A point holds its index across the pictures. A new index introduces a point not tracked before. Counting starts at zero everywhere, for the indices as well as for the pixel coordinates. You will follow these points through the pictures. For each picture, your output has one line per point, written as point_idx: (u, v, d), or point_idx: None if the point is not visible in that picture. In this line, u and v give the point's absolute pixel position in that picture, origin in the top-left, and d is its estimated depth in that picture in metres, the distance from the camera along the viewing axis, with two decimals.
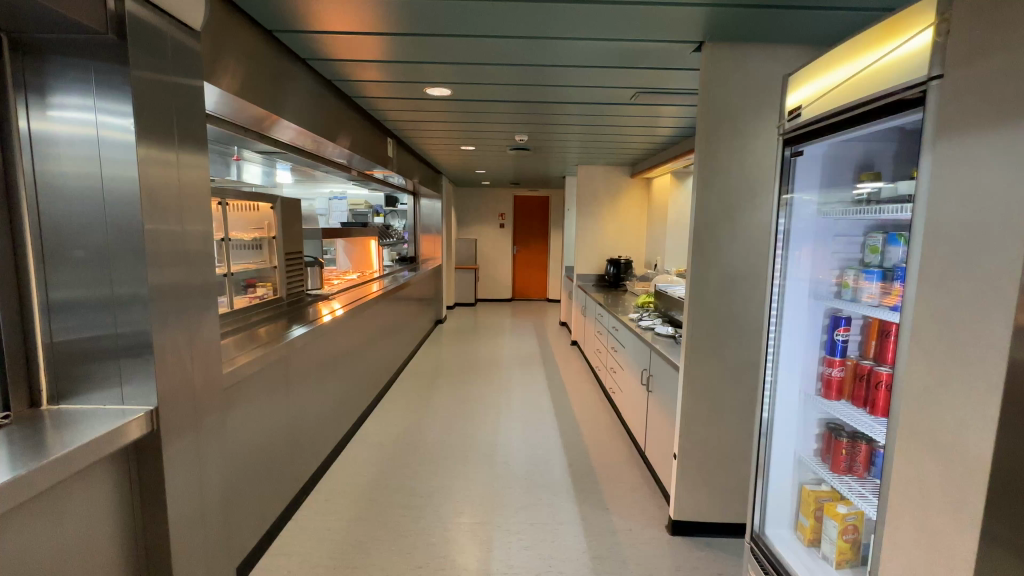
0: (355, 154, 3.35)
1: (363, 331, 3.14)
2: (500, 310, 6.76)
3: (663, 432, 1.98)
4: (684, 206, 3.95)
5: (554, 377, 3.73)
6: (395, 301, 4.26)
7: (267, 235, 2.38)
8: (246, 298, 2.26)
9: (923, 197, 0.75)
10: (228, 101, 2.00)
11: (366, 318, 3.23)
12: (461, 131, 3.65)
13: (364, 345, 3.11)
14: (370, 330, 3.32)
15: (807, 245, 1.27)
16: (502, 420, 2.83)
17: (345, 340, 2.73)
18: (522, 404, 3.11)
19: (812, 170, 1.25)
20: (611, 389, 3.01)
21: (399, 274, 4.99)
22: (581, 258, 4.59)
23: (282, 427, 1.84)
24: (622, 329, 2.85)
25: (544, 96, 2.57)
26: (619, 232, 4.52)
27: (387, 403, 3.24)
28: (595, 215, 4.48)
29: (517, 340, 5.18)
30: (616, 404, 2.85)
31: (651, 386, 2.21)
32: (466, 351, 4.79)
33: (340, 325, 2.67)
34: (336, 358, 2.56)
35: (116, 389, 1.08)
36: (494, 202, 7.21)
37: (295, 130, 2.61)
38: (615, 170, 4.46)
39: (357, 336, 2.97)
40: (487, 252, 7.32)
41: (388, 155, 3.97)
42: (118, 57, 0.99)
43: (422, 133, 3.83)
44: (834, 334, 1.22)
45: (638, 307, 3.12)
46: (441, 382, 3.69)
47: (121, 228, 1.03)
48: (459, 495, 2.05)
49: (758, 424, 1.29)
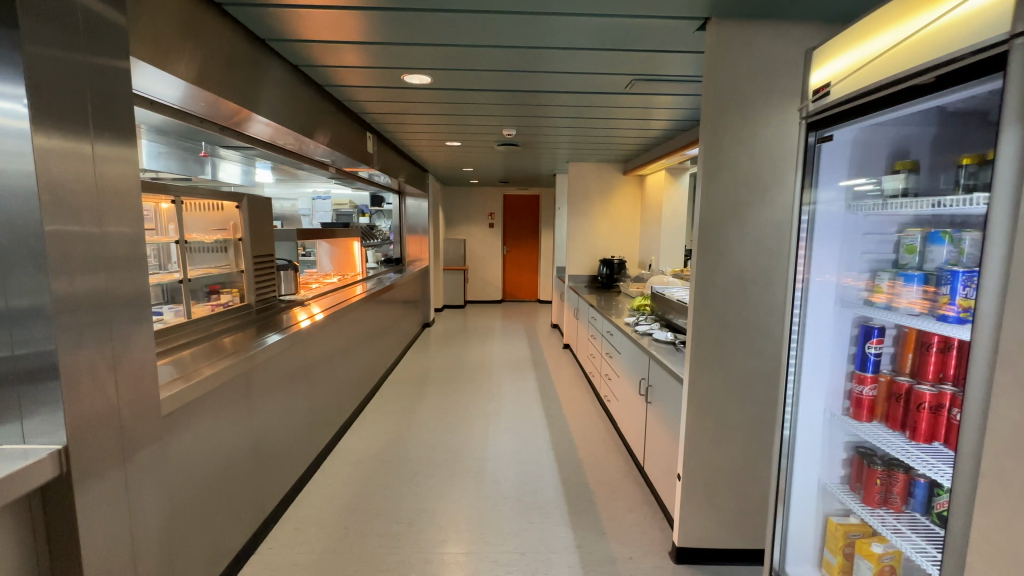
0: (333, 150, 3.16)
1: (342, 339, 2.94)
2: (490, 312, 6.59)
3: (665, 448, 1.82)
4: (679, 204, 3.83)
5: (547, 384, 3.56)
6: (379, 305, 4.08)
7: (232, 237, 2.19)
8: (206, 306, 2.06)
9: (1006, 185, 0.60)
10: (183, 89, 1.81)
11: (346, 324, 3.04)
12: (447, 127, 3.47)
13: (343, 354, 2.92)
14: (351, 338, 3.13)
15: (833, 245, 1.12)
16: (491, 433, 2.66)
17: (321, 349, 2.54)
18: (513, 414, 2.94)
19: (838, 160, 1.09)
20: (607, 397, 2.84)
21: (384, 276, 4.80)
22: (573, 258, 4.43)
23: (243, 451, 1.65)
24: (617, 334, 2.70)
25: (533, 86, 2.41)
26: (612, 230, 4.37)
27: (369, 415, 3.06)
28: (587, 214, 4.32)
29: (508, 344, 5.00)
30: (613, 413, 2.69)
31: (650, 396, 2.05)
32: (454, 356, 4.61)
33: (316, 334, 2.48)
34: (310, 369, 2.37)
35: (15, 425, 0.89)
36: (483, 201, 7.04)
37: (265, 124, 2.43)
38: (607, 167, 4.31)
39: (335, 344, 2.78)
40: (476, 253, 7.14)
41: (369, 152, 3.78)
42: (6, 20, 0.80)
43: (405, 128, 3.65)
44: (865, 346, 1.07)
45: (633, 310, 2.96)
46: (427, 390, 3.50)
47: (15, 228, 0.84)
48: (443, 520, 1.88)
49: (779, 448, 1.13)
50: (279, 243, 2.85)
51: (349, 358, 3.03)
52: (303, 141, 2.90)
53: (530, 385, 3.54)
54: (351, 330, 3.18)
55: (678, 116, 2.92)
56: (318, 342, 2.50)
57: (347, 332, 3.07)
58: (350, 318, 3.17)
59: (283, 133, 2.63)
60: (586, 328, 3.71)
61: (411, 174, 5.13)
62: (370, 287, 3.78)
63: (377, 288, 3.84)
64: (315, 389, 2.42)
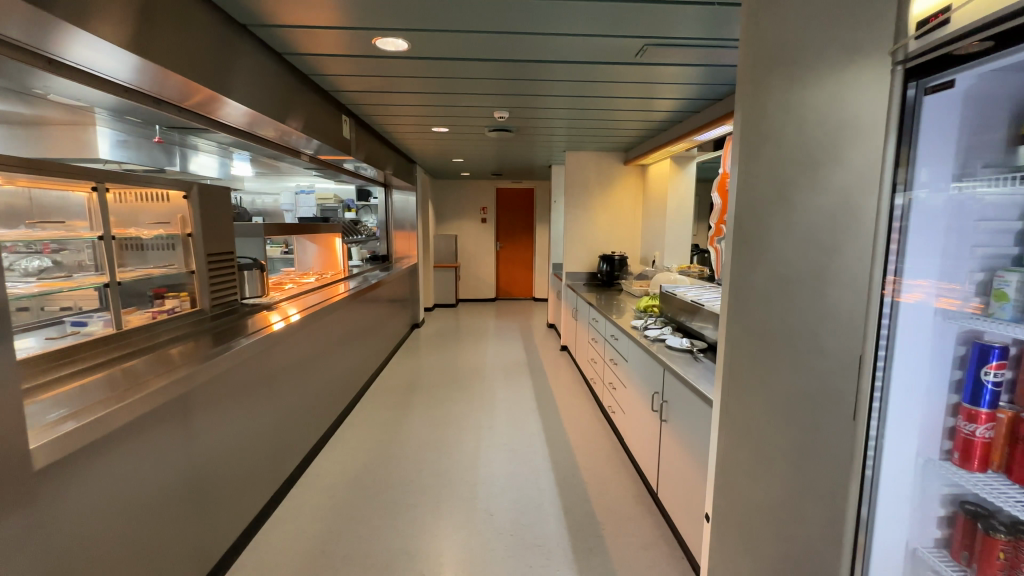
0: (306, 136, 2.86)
1: (317, 346, 2.65)
2: (483, 311, 6.30)
3: (687, 477, 1.57)
4: (683, 195, 3.48)
5: (544, 391, 3.30)
6: (364, 306, 3.79)
7: (180, 232, 1.89)
8: (145, 313, 1.76)
9: None
10: (109, 53, 1.52)
11: (322, 329, 2.75)
12: (433, 113, 3.17)
13: (317, 363, 2.63)
14: (328, 344, 2.85)
15: (938, 242, 0.92)
16: (483, 450, 2.40)
17: (290, 359, 2.25)
18: (507, 428, 2.67)
19: (950, 129, 0.88)
20: (611, 408, 2.58)
21: (370, 274, 4.50)
22: (571, 254, 4.14)
23: (181, 492, 1.37)
24: (623, 339, 2.43)
25: (526, 66, 2.14)
26: (612, 224, 4.10)
27: (350, 429, 2.78)
28: (586, 206, 4.05)
29: (502, 345, 4.73)
30: (619, 426, 2.43)
31: (665, 413, 1.80)
32: (445, 360, 4.33)
33: (283, 343, 2.19)
34: (274, 383, 2.09)
35: None
36: (475, 195, 6.73)
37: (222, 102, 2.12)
38: (607, 157, 4.02)
39: (308, 352, 2.50)
40: (468, 249, 6.85)
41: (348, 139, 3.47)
42: None
43: (387, 113, 3.35)
44: (982, 372, 0.89)
45: (639, 311, 2.68)
46: (414, 399, 3.23)
47: None
48: (424, 563, 1.61)
49: (858, 491, 0.94)
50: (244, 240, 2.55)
51: (325, 366, 2.75)
52: (272, 125, 2.60)
53: (526, 392, 3.28)
54: (329, 335, 2.89)
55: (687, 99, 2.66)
56: (286, 351, 2.21)
57: (324, 338, 2.79)
58: (327, 323, 2.88)
59: (248, 114, 2.33)
60: (586, 330, 3.44)
61: (398, 166, 4.84)
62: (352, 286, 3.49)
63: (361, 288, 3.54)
64: (282, 405, 2.13)
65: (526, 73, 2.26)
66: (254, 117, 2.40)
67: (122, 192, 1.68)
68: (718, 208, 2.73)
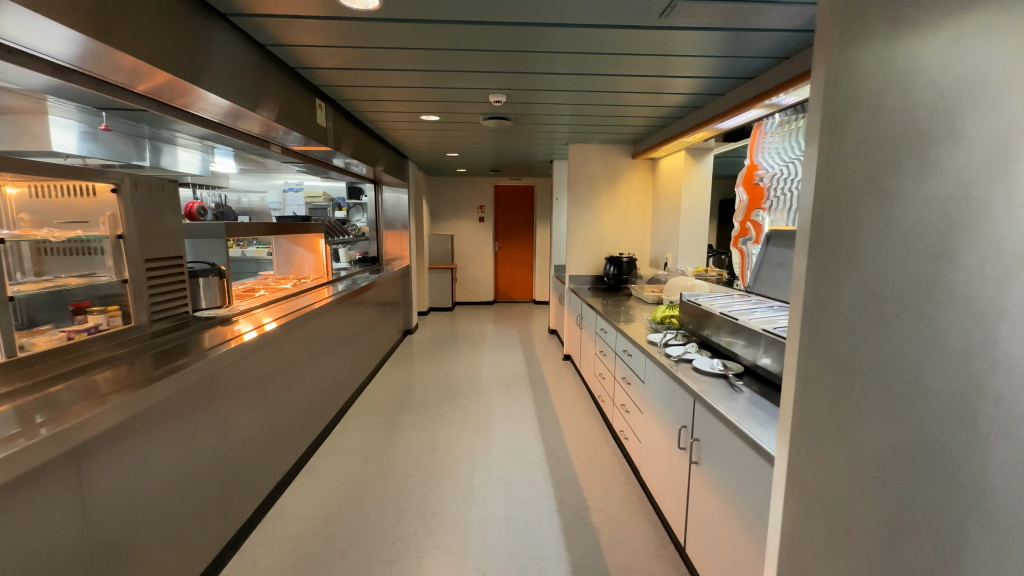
0: (280, 128, 2.53)
1: (287, 362, 2.34)
2: (481, 315, 5.98)
3: (737, 542, 1.26)
4: (699, 191, 3.15)
5: (546, 407, 2.98)
6: (349, 313, 3.48)
7: (109, 233, 1.56)
8: (58, 334, 1.45)
9: None
10: (22, 20, 1.22)
11: (294, 342, 2.43)
12: (421, 102, 2.84)
13: (287, 382, 2.31)
14: (302, 359, 2.53)
15: None
16: (477, 485, 2.09)
17: (247, 381, 1.93)
18: (505, 455, 2.36)
19: None
20: (625, 433, 2.28)
21: (359, 277, 4.19)
22: (575, 256, 3.82)
23: None
24: (638, 356, 2.11)
25: (523, 42, 1.84)
26: (619, 223, 3.78)
27: (327, 455, 2.47)
28: (590, 204, 3.74)
29: (500, 353, 4.42)
30: (634, 456, 2.13)
31: (697, 454, 1.49)
32: (439, 370, 4.02)
33: (238, 363, 1.87)
34: (224, 411, 1.77)
35: None
36: (472, 192, 6.42)
37: (170, 82, 1.78)
38: (613, 150, 3.70)
39: (274, 370, 2.18)
40: (465, 250, 6.54)
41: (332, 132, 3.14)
42: None
43: (373, 104, 3.03)
44: None
45: (655, 324, 2.30)
46: (403, 416, 2.92)
47: None
48: None
49: None
50: (199, 245, 2.20)
51: (297, 384, 2.43)
52: (240, 114, 2.27)
53: (526, 409, 2.97)
54: (303, 348, 2.57)
55: (707, 86, 2.34)
56: (241, 372, 1.89)
57: (297, 352, 2.47)
58: (302, 334, 2.56)
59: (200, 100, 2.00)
60: (592, 341, 3.11)
61: (389, 161, 4.51)
62: (335, 292, 3.16)
63: (344, 294, 3.22)
64: (235, 437, 1.82)
65: (521, 52, 1.94)
66: (213, 103, 2.07)
67: (40, 186, 1.44)
68: (744, 204, 2.41)
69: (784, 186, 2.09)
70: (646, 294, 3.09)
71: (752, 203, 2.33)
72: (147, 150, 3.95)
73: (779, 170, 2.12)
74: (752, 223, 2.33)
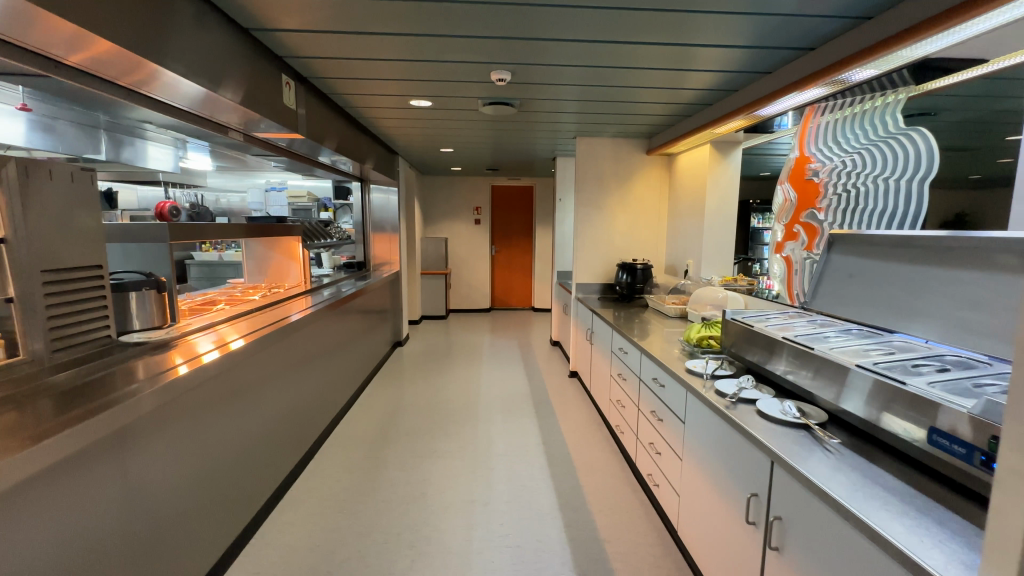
0: (265, 119, 2.16)
1: (241, 392, 1.94)
2: (477, 324, 5.59)
3: None
4: (725, 190, 2.78)
5: (552, 437, 2.61)
6: (329, 327, 3.08)
7: None
8: None
9: None
10: None
11: (253, 367, 2.03)
12: (409, 88, 2.45)
13: (239, 417, 1.90)
14: (263, 386, 2.13)
15: None
16: (470, 550, 1.70)
17: (176, 425, 1.52)
18: (504, 504, 1.98)
19: None
20: (652, 477, 1.90)
21: (343, 285, 3.80)
22: (582, 263, 3.44)
23: None
24: (672, 389, 1.72)
25: None
26: (630, 227, 3.41)
27: (293, 505, 2.07)
28: (600, 205, 3.37)
29: (498, 369, 4.03)
30: (666, 509, 1.75)
31: (774, 537, 1.12)
32: (430, 389, 3.63)
33: (166, 405, 1.47)
34: (138, 471, 1.37)
35: None
36: (468, 193, 6.04)
37: (119, 56, 1.40)
38: (625, 145, 3.34)
39: (221, 405, 1.77)
40: (460, 254, 6.15)
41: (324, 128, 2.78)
42: None
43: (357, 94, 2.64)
44: None
45: (692, 347, 1.89)
46: (386, 450, 2.52)
47: None
48: None
49: None
50: (128, 251, 1.78)
51: (255, 418, 2.03)
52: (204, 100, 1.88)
53: (529, 439, 2.59)
54: (266, 372, 2.17)
55: (741, 67, 1.98)
56: (165, 412, 1.48)
57: (256, 378, 2.07)
58: (264, 355, 2.16)
59: (163, 84, 1.66)
60: (604, 360, 2.72)
61: (378, 157, 4.11)
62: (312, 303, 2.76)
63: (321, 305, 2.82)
64: (154, 503, 1.41)
65: (523, 16, 1.58)
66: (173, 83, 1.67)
67: None
68: (790, 203, 2.06)
69: (848, 181, 1.77)
70: (668, 307, 2.71)
71: (800, 203, 1.99)
72: (103, 142, 3.47)
73: (838, 163, 1.81)
74: (802, 225, 1.98)
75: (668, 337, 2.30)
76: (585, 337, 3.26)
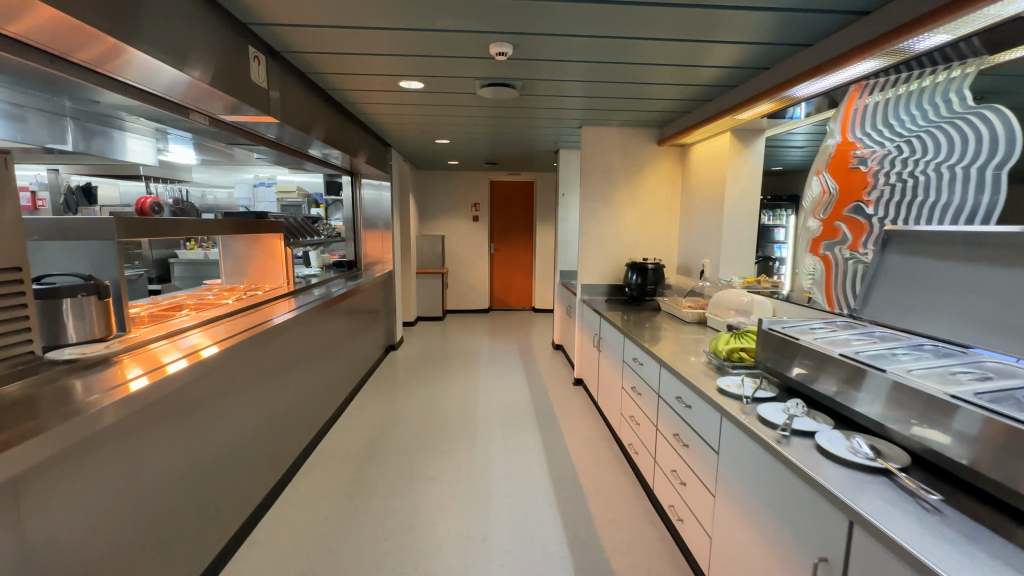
0: (242, 103, 1.91)
1: (204, 411, 1.70)
2: (475, 326, 5.34)
3: None
4: (746, 183, 2.54)
5: (557, 456, 2.36)
6: (314, 332, 2.84)
7: None
8: None
9: None
10: None
11: (220, 382, 1.79)
12: (400, 70, 2.21)
13: (200, 441, 1.67)
14: (232, 402, 1.89)
15: None
16: None
17: (112, 462, 1.27)
18: (504, 540, 1.73)
19: None
20: (674, 510, 1.66)
21: (332, 286, 3.55)
22: (588, 262, 3.19)
23: None
24: (701, 412, 1.48)
25: None
26: (640, 223, 3.16)
27: (265, 540, 1.83)
28: (607, 200, 3.13)
29: (498, 375, 3.79)
30: (694, 549, 1.51)
31: None
32: (425, 398, 3.38)
33: (96, 440, 1.22)
34: (54, 524, 1.11)
35: None
36: (466, 189, 5.78)
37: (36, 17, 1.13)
38: (635, 135, 3.09)
39: (177, 429, 1.54)
40: (457, 252, 5.90)
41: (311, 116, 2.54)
42: None
43: (343, 78, 2.38)
44: None
45: (718, 359, 1.65)
46: (374, 471, 2.27)
47: None
48: None
49: None
50: (68, 250, 1.52)
51: (222, 440, 1.79)
52: (167, 78, 1.63)
53: (532, 458, 2.34)
54: (236, 386, 1.93)
55: (777, 39, 1.73)
56: (102, 444, 1.25)
57: (224, 394, 1.83)
58: (235, 367, 1.92)
59: (107, 59, 1.42)
60: (615, 371, 2.47)
61: (370, 149, 3.86)
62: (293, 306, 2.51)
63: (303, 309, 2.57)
64: (77, 560, 1.16)
65: None
66: (126, 58, 1.43)
67: None
68: (829, 195, 1.81)
69: (905, 169, 1.51)
70: (685, 311, 2.47)
71: (843, 195, 1.74)
72: (68, 131, 3.13)
73: (892, 148, 1.55)
74: (844, 220, 1.73)
75: (686, 347, 2.06)
76: (592, 343, 3.02)
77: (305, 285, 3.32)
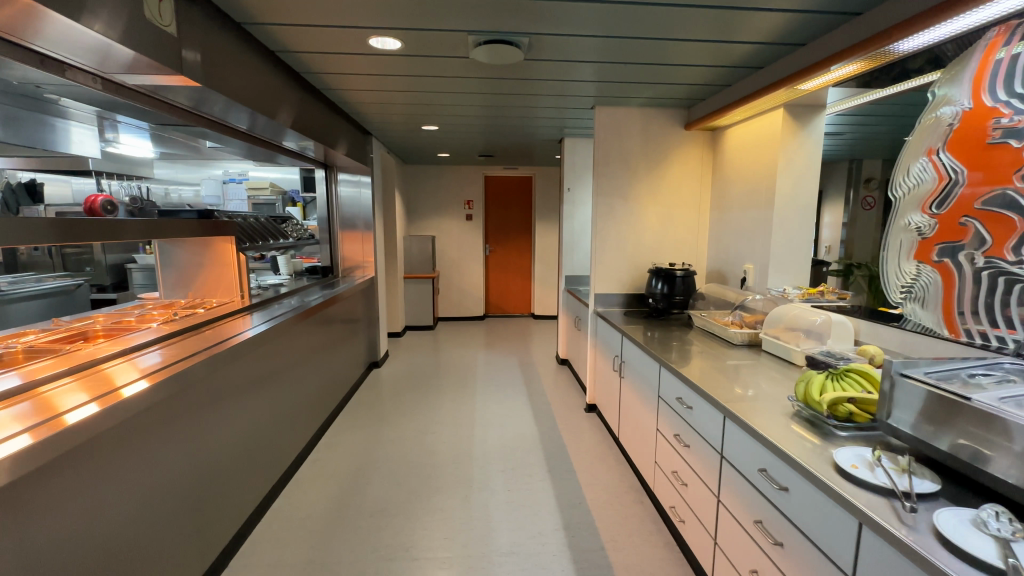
0: (160, 64, 1.41)
1: (76, 498, 1.19)
2: (469, 337, 4.84)
3: None
4: (802, 172, 2.07)
5: (574, 516, 1.88)
6: (274, 356, 2.33)
7: None
8: None
9: None
10: None
11: (106, 448, 1.28)
12: (368, 26, 1.71)
13: (68, 543, 1.16)
14: (133, 471, 1.39)
15: None
16: None
17: None
18: None
19: None
20: None
21: (303, 296, 3.04)
22: (602, 268, 2.70)
23: None
24: (808, 502, 1.00)
25: None
26: (664, 221, 2.68)
27: None
28: (625, 194, 2.65)
29: (495, 398, 3.30)
30: None
31: None
32: (412, 429, 2.89)
33: None
34: None
35: None
36: (458, 184, 5.28)
37: None
38: (658, 118, 2.61)
39: (15, 540, 1.03)
40: (449, 254, 5.40)
41: (264, 91, 2.04)
42: None
43: (302, 39, 1.88)
44: None
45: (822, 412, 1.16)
46: (344, 543, 1.78)
47: None
48: None
49: None
50: None
51: (109, 532, 1.28)
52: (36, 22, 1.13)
53: (543, 521, 1.86)
54: (140, 450, 1.42)
55: None
56: None
57: (117, 464, 1.33)
58: (134, 423, 1.40)
59: None
60: (645, 408, 1.97)
61: (349, 138, 3.36)
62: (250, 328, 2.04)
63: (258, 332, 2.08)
64: None
65: None
66: None
67: None
68: (952, 182, 1.32)
69: None
70: (732, 331, 1.97)
71: (975, 181, 1.26)
72: None
73: None
74: (981, 215, 1.25)
75: (746, 382, 1.57)
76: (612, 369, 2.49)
77: (270, 296, 2.80)
